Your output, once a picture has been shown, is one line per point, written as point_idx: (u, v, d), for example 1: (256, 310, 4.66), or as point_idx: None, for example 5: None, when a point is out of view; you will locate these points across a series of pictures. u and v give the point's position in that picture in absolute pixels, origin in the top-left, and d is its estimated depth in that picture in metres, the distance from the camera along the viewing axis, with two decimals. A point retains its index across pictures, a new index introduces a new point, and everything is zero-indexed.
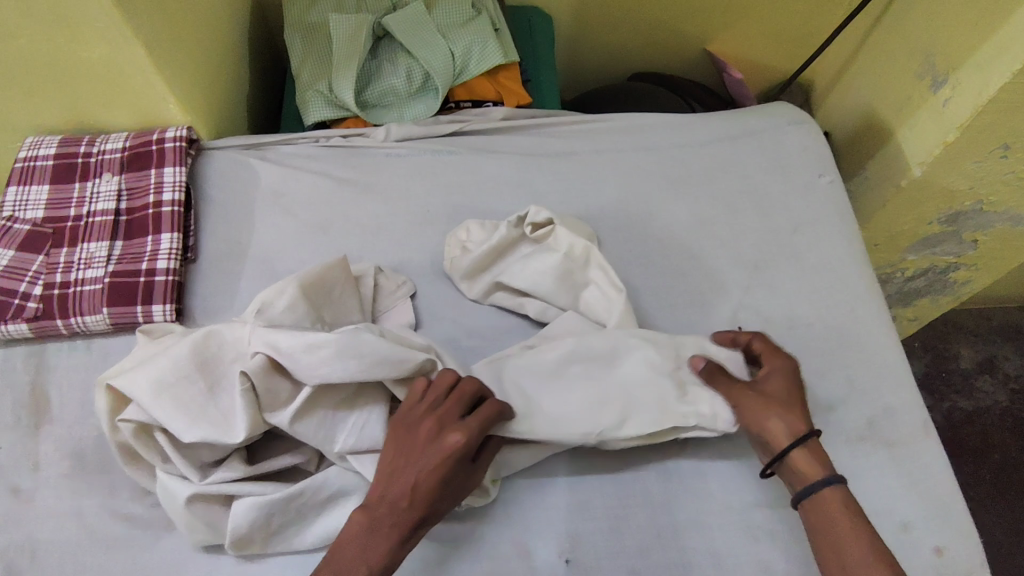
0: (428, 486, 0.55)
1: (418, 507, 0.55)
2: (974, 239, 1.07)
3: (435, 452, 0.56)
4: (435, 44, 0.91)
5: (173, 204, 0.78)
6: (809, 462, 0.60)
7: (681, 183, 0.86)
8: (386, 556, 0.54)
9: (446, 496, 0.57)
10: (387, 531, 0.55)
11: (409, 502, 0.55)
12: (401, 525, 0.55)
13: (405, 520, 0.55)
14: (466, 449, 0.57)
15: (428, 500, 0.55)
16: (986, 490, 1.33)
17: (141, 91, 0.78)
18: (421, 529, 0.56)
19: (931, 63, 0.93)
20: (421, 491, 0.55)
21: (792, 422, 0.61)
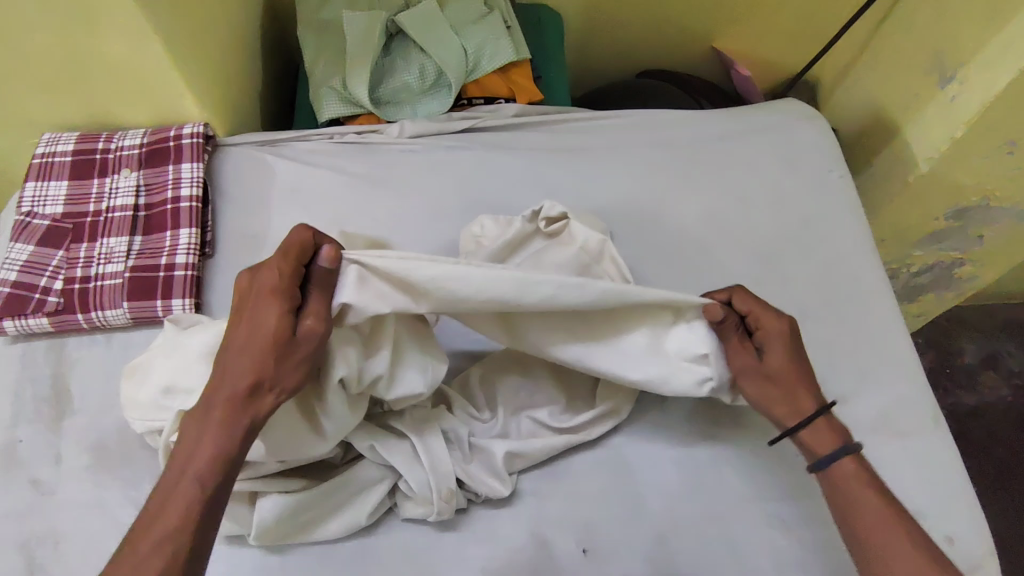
0: (251, 351, 0.52)
1: (251, 383, 0.52)
2: (980, 234, 1.08)
3: (260, 323, 0.53)
4: (448, 41, 0.91)
5: (191, 200, 0.78)
6: (830, 434, 0.60)
7: (693, 179, 0.87)
8: (221, 441, 0.51)
9: (278, 355, 0.52)
10: (220, 413, 0.51)
11: (240, 378, 0.52)
12: (230, 400, 0.52)
13: (239, 401, 0.52)
14: (280, 301, 0.53)
15: (256, 363, 0.52)
16: (990, 484, 1.34)
17: (158, 87, 0.79)
18: (259, 398, 0.52)
19: (938, 59, 0.94)
20: (252, 365, 0.52)
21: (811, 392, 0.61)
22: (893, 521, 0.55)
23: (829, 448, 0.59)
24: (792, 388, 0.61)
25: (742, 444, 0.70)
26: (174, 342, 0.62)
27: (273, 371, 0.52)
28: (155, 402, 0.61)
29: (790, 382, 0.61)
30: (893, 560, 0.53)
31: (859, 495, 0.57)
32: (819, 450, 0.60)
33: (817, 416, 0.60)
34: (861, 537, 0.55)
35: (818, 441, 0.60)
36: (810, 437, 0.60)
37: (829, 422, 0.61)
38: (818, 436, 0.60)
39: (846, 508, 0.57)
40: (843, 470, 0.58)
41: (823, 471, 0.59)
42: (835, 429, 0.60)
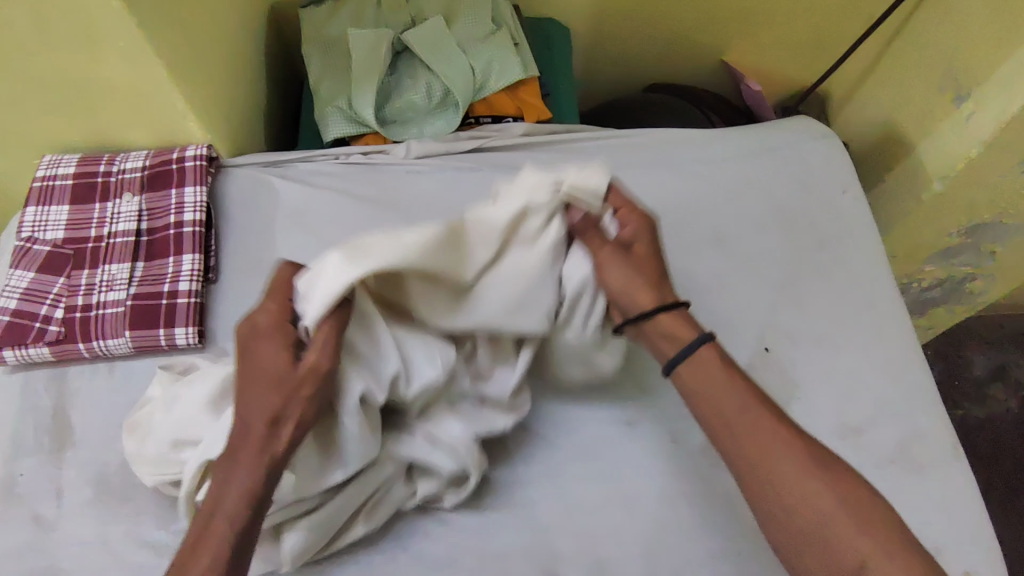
0: (257, 387, 0.53)
1: (272, 421, 0.52)
2: (992, 250, 1.06)
3: (264, 361, 0.54)
4: (456, 59, 0.90)
5: (194, 224, 0.77)
6: (676, 336, 0.61)
7: (705, 201, 0.85)
8: (252, 481, 0.51)
9: (280, 386, 0.53)
10: (248, 453, 0.51)
11: (264, 416, 0.52)
12: (249, 440, 0.52)
13: (255, 442, 0.52)
14: (281, 330, 0.55)
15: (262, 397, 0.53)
16: (999, 498, 1.32)
17: (161, 109, 0.78)
18: (274, 435, 0.52)
19: (953, 76, 0.92)
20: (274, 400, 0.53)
21: (661, 293, 0.63)
22: (757, 417, 0.55)
23: (679, 346, 0.60)
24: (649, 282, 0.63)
25: None
26: (171, 393, 0.62)
27: (282, 397, 0.53)
28: (163, 454, 0.61)
29: (642, 273, 0.63)
30: (779, 479, 0.52)
31: (721, 393, 0.56)
32: (670, 352, 0.60)
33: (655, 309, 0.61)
34: (735, 436, 0.55)
35: (669, 346, 0.61)
36: (652, 330, 0.62)
37: (678, 319, 0.62)
38: (664, 334, 0.61)
39: (703, 410, 0.57)
40: (702, 356, 0.59)
41: (669, 372, 0.60)
42: (690, 324, 0.61)
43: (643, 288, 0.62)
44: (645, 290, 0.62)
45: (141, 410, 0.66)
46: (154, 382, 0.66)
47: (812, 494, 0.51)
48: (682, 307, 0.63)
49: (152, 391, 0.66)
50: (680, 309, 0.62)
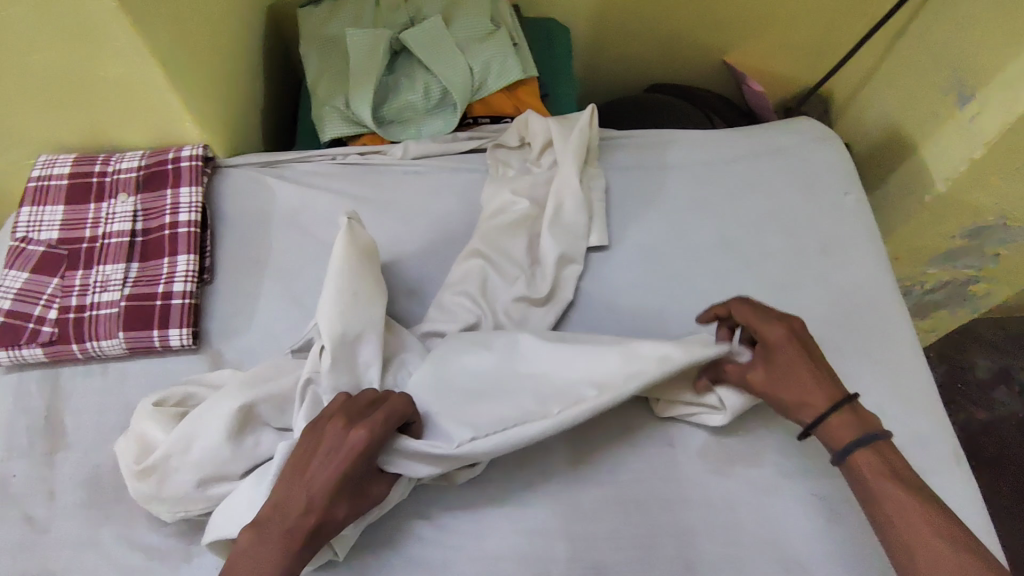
0: (325, 488, 0.53)
1: (321, 511, 0.53)
2: (996, 253, 1.05)
3: (338, 466, 0.53)
4: (454, 59, 0.89)
5: (189, 225, 0.76)
6: (851, 425, 0.58)
7: (705, 203, 0.84)
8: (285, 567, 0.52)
9: (343, 499, 0.54)
10: (283, 536, 0.52)
11: (306, 507, 0.52)
12: (299, 532, 0.52)
13: (303, 535, 0.52)
14: (369, 446, 0.54)
15: (327, 501, 0.53)
16: (1003, 502, 1.31)
17: (157, 109, 0.77)
18: (319, 535, 0.53)
19: (957, 77, 0.91)
20: (327, 493, 0.53)
21: (826, 387, 0.60)
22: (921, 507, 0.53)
23: (850, 437, 0.58)
24: (811, 379, 0.60)
25: (756, 482, 0.68)
26: (183, 432, 0.59)
27: (342, 509, 0.54)
28: (188, 491, 0.59)
29: (797, 374, 0.60)
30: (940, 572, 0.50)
31: (873, 482, 0.55)
32: (842, 438, 0.58)
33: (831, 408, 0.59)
34: (910, 538, 0.52)
35: (835, 433, 0.58)
36: (834, 429, 0.58)
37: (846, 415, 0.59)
38: (835, 429, 0.58)
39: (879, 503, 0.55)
40: (865, 457, 0.56)
41: (839, 461, 0.58)
42: (863, 419, 0.58)
43: (805, 375, 0.60)
44: (811, 377, 0.60)
45: (138, 451, 0.61)
46: (146, 420, 0.62)
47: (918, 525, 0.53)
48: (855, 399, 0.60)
49: (146, 429, 0.62)
50: (852, 405, 0.59)
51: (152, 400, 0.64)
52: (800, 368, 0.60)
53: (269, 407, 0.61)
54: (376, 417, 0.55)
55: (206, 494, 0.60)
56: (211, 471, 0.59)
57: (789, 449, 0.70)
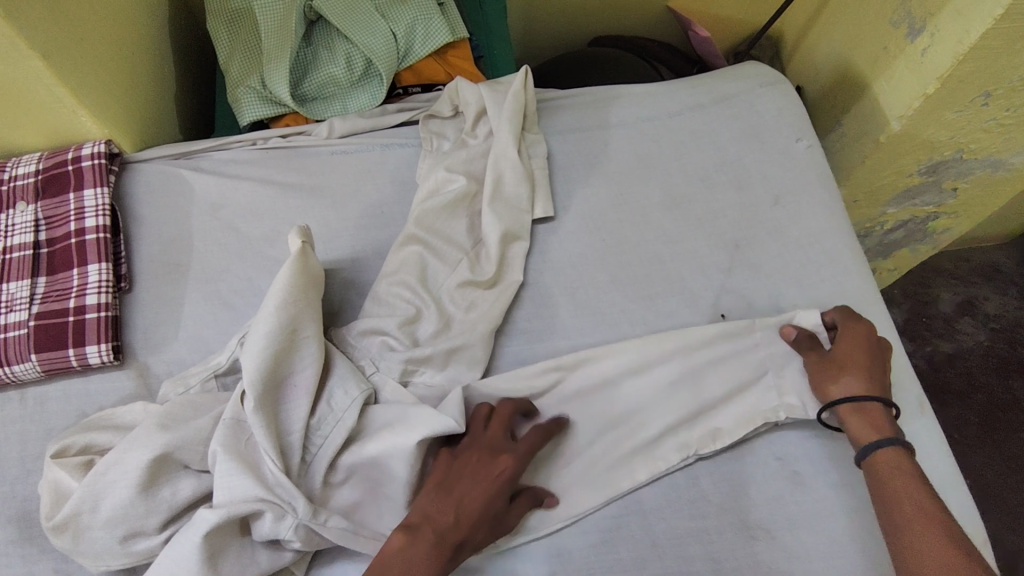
0: (478, 498, 0.56)
1: (471, 524, 0.55)
2: (954, 187, 1.04)
3: (478, 475, 0.57)
4: (374, 25, 0.82)
5: (97, 231, 0.70)
6: (877, 427, 0.61)
7: (652, 163, 0.80)
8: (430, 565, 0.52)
9: (490, 516, 0.57)
10: (428, 536, 0.53)
11: (456, 516, 0.55)
12: (452, 540, 0.54)
13: (458, 535, 0.54)
14: (514, 469, 0.58)
15: (477, 512, 0.56)
16: (972, 430, 1.33)
17: (46, 106, 0.70)
18: (461, 551, 0.55)
19: (905, 9, 0.87)
20: (476, 500, 0.56)
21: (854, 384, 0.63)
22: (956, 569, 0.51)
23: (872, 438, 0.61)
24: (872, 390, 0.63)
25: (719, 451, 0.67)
26: (91, 488, 0.54)
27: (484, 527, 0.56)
28: (110, 548, 0.55)
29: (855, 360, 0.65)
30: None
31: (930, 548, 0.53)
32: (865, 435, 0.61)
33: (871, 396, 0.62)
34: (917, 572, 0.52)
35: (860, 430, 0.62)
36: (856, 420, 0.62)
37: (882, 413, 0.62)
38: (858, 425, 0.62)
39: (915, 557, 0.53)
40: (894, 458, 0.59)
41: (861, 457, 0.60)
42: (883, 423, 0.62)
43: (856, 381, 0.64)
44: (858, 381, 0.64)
45: (52, 502, 0.56)
46: (56, 467, 0.57)
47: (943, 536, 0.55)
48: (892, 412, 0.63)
49: (59, 477, 0.57)
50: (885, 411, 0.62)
51: (64, 444, 0.58)
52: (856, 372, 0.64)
53: (173, 445, 0.55)
54: (521, 447, 0.60)
55: (129, 551, 0.55)
56: (129, 526, 0.55)
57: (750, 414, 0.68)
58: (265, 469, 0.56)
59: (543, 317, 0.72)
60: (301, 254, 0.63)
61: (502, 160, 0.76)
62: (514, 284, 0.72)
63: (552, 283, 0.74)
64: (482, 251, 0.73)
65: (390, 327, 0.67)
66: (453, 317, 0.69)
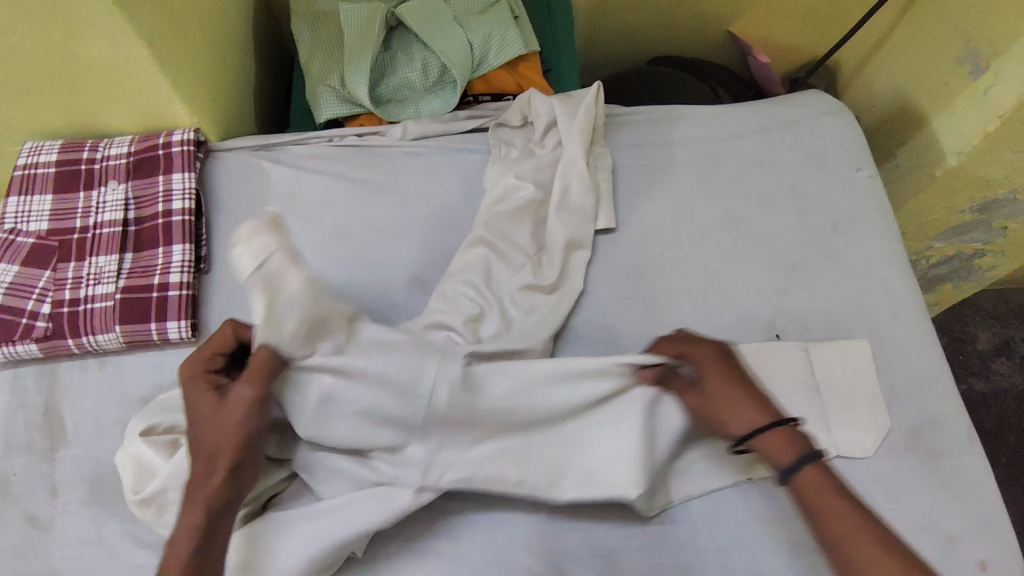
0: (221, 420, 0.57)
1: (228, 447, 0.57)
2: (1004, 227, 1.03)
3: (238, 403, 0.58)
4: (452, 34, 0.85)
5: (183, 213, 0.74)
6: (789, 441, 0.60)
7: (713, 183, 0.82)
8: (216, 496, 0.55)
9: (245, 424, 0.57)
10: (193, 476, 0.55)
11: (210, 447, 0.56)
12: (218, 463, 0.56)
13: (222, 458, 0.56)
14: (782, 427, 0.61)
15: (223, 432, 0.57)
16: (1002, 472, 1.32)
17: (143, 91, 0.74)
18: (235, 473, 0.57)
19: (971, 47, 0.88)
20: (230, 421, 0.57)
21: (751, 414, 0.62)
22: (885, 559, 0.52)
23: (789, 458, 0.59)
24: (741, 396, 0.63)
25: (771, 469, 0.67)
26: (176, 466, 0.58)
27: (226, 437, 0.57)
28: None
29: (721, 389, 0.63)
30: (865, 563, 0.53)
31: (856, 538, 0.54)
32: (776, 459, 0.60)
33: (772, 425, 0.61)
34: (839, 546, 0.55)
35: (775, 454, 0.60)
36: (762, 447, 0.61)
37: (788, 432, 0.61)
38: (773, 449, 0.60)
39: (843, 546, 0.54)
40: (773, 437, 0.60)
41: (783, 480, 0.60)
42: (793, 439, 0.60)
43: (749, 402, 0.62)
44: (753, 405, 0.62)
45: (138, 476, 0.60)
46: (140, 443, 0.60)
47: (875, 547, 0.53)
48: (795, 425, 0.61)
49: (142, 454, 0.60)
50: (788, 427, 0.61)
51: (161, 421, 0.61)
52: (739, 391, 0.63)
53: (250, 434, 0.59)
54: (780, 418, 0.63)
55: None
56: None
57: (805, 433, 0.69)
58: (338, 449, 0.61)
59: (600, 325, 0.74)
60: (272, 231, 0.56)
61: (570, 170, 0.78)
62: (575, 292, 0.74)
63: (610, 292, 0.75)
64: (545, 260, 0.75)
65: (456, 323, 0.69)
66: (515, 319, 0.72)
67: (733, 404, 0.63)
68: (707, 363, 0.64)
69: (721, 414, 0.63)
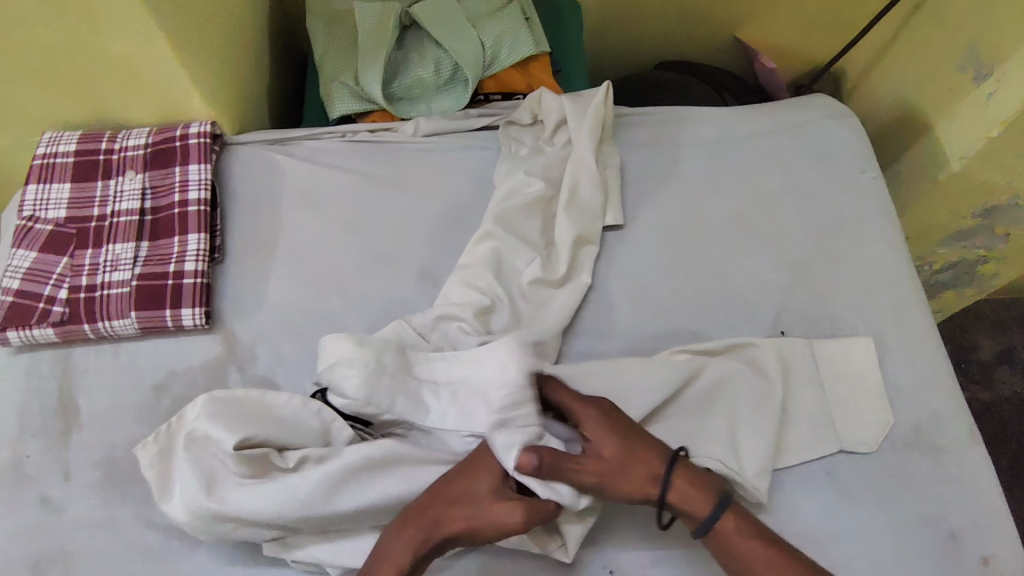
0: (520, 488, 0.58)
1: (520, 521, 0.56)
2: (1006, 232, 1.03)
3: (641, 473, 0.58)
4: (465, 34, 0.87)
5: (198, 203, 0.75)
6: (704, 492, 0.58)
7: (719, 182, 0.83)
8: (415, 557, 0.55)
9: (574, 502, 0.57)
10: (418, 535, 0.56)
11: (502, 512, 0.57)
12: (471, 529, 0.57)
13: (503, 520, 0.56)
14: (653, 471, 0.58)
15: (500, 504, 0.57)
16: (1004, 479, 1.32)
17: (162, 84, 0.75)
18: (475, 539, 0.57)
19: (974, 53, 0.89)
20: (492, 497, 0.57)
21: (652, 462, 0.58)
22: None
23: (705, 511, 0.58)
24: (622, 444, 0.58)
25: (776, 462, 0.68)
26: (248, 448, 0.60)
27: (484, 518, 0.56)
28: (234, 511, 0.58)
29: (630, 451, 0.58)
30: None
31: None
32: (697, 515, 0.58)
33: (671, 472, 0.58)
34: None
35: (695, 510, 0.58)
36: (677, 499, 0.58)
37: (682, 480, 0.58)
38: (690, 499, 0.58)
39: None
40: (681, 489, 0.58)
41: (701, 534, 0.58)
42: (702, 487, 0.58)
43: (638, 448, 0.59)
44: (636, 457, 0.58)
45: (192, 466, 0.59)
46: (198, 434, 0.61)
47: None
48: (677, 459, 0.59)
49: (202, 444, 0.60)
50: (681, 467, 0.58)
51: (232, 435, 0.59)
52: (610, 437, 0.59)
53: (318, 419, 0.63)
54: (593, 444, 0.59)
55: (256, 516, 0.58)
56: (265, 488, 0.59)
57: (809, 428, 0.69)
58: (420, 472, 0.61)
59: (608, 319, 0.75)
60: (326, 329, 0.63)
61: (579, 167, 0.79)
62: (584, 285, 0.75)
63: (618, 287, 0.77)
64: (553, 255, 0.77)
65: (467, 314, 0.70)
66: (524, 312, 0.73)
67: (622, 456, 0.58)
68: (593, 419, 0.60)
69: (603, 471, 0.58)
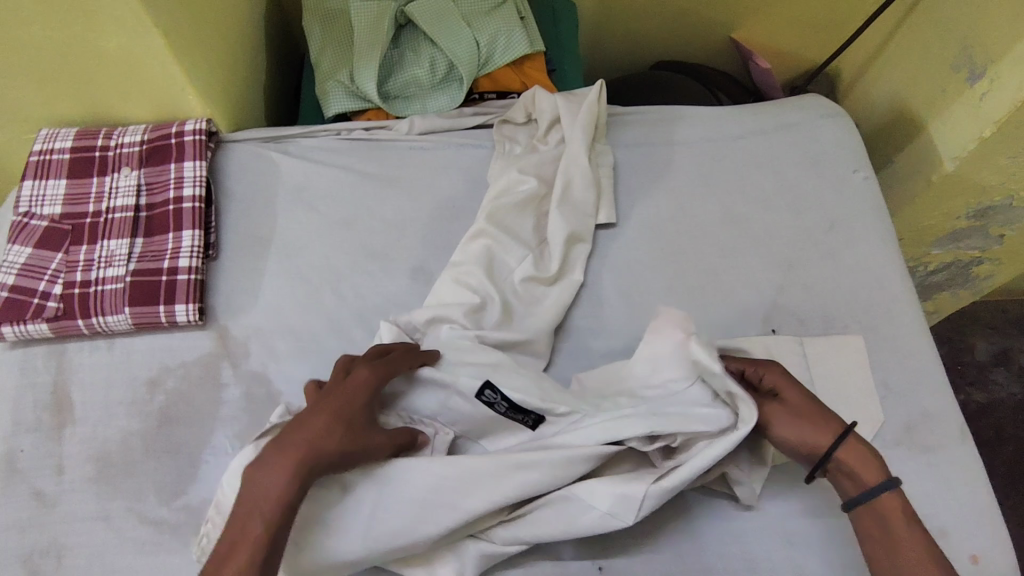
0: (332, 408, 0.55)
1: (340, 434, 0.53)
2: (1001, 233, 1.04)
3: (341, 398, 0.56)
4: (459, 33, 0.87)
5: (193, 200, 0.75)
6: (865, 465, 0.58)
7: (712, 181, 0.84)
8: (278, 487, 0.49)
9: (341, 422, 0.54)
10: (295, 459, 0.50)
11: (325, 430, 0.53)
12: (305, 447, 0.52)
13: (328, 436, 0.53)
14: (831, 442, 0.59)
15: (327, 418, 0.54)
16: (999, 481, 1.32)
17: (158, 81, 0.75)
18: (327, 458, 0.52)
19: (968, 54, 0.89)
20: (319, 418, 0.54)
21: (821, 430, 0.59)
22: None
23: (866, 481, 0.57)
24: (806, 414, 0.60)
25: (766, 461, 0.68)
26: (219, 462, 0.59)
27: (316, 432, 0.53)
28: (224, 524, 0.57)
29: (806, 414, 0.60)
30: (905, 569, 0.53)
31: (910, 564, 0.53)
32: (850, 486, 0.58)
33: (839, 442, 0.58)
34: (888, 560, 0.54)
35: (852, 480, 0.58)
36: (835, 470, 0.59)
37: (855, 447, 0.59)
38: (853, 463, 0.58)
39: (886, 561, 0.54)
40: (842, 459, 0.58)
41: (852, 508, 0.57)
42: (866, 459, 0.58)
43: (806, 420, 0.60)
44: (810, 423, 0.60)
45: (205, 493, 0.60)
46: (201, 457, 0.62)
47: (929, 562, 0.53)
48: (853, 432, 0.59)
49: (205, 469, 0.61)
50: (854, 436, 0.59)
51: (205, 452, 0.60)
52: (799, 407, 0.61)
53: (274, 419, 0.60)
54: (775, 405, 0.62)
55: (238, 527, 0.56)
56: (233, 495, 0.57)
57: None
58: (518, 477, 0.59)
59: (600, 317, 0.75)
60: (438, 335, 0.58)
61: (573, 165, 0.80)
62: (576, 283, 0.75)
63: (610, 285, 0.77)
64: (544, 253, 0.77)
65: (459, 313, 0.71)
66: (516, 310, 0.74)
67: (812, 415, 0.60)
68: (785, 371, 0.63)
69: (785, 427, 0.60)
